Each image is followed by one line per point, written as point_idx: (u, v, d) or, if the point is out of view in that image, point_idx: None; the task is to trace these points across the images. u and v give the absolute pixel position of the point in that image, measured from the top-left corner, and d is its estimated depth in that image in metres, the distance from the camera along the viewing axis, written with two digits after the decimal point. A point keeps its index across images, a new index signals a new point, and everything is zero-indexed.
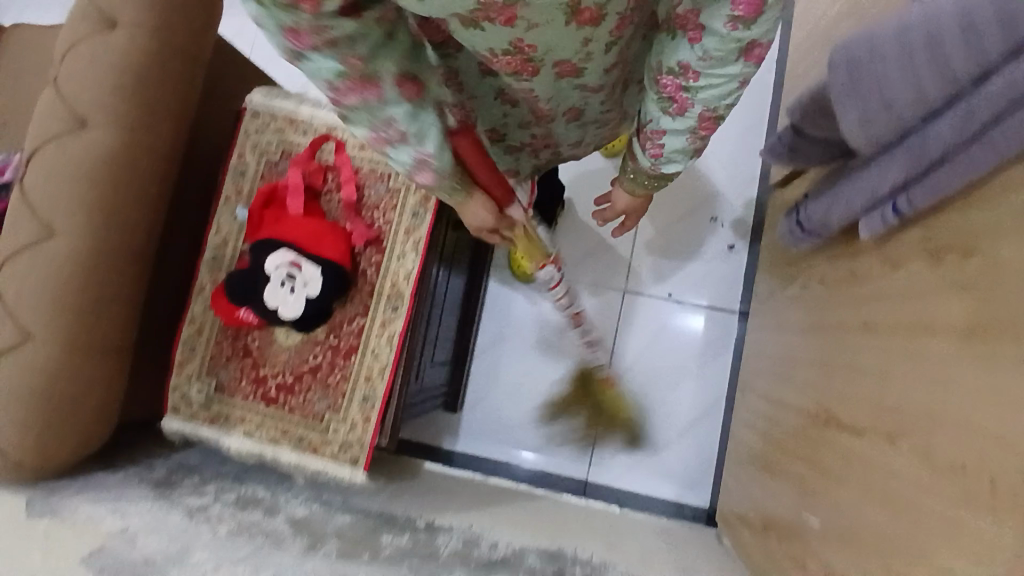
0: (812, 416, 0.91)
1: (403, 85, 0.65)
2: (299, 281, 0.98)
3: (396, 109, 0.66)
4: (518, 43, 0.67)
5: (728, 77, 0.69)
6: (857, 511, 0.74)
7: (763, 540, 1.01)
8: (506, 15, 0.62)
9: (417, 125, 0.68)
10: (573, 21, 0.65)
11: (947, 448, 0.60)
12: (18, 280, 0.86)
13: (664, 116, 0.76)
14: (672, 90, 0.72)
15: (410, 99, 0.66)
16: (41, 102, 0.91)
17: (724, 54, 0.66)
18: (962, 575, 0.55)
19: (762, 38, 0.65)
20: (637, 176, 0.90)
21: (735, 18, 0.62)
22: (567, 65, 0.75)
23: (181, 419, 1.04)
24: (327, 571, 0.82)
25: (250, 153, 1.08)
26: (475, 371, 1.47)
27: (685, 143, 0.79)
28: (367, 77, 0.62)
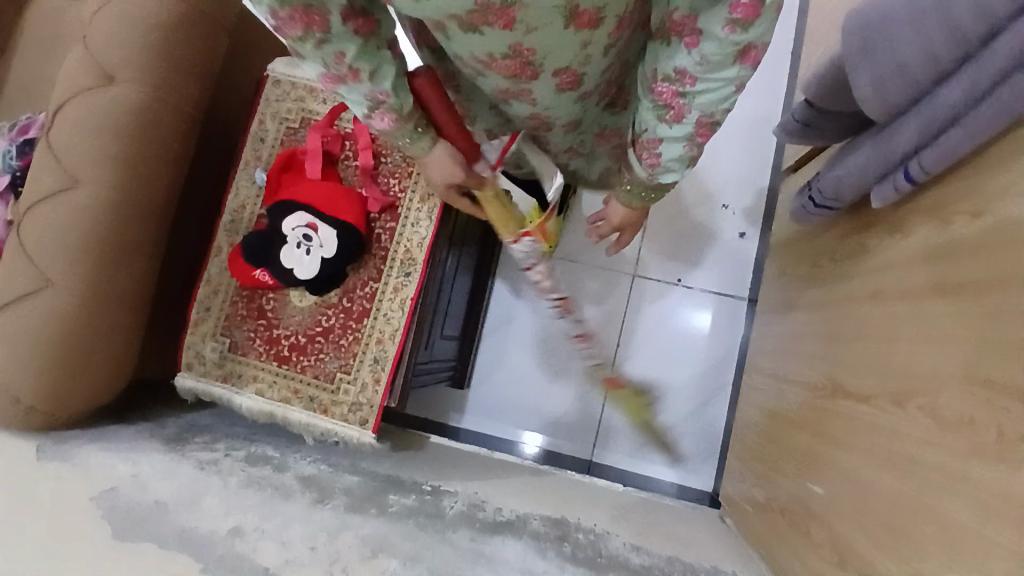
0: (819, 389, 0.91)
1: (351, 19, 0.68)
2: (315, 242, 1.01)
3: (347, 42, 0.68)
4: (517, 46, 0.70)
5: (723, 83, 0.68)
6: (862, 475, 0.75)
7: (767, 515, 1.01)
8: (504, 20, 0.64)
9: (373, 63, 0.71)
10: (572, 24, 0.66)
11: (953, 404, 0.61)
12: (41, 227, 0.88)
13: (659, 125, 0.75)
14: (668, 97, 0.71)
15: (359, 33, 0.69)
16: (70, 57, 0.93)
17: (721, 57, 0.65)
18: (964, 524, 0.56)
19: (759, 42, 0.63)
20: (634, 187, 0.89)
21: (733, 21, 0.61)
22: (567, 73, 0.78)
23: (194, 376, 1.06)
24: (336, 523, 0.84)
25: (270, 120, 1.10)
26: (483, 349, 1.48)
27: (681, 150, 0.77)
28: (312, 8, 0.64)
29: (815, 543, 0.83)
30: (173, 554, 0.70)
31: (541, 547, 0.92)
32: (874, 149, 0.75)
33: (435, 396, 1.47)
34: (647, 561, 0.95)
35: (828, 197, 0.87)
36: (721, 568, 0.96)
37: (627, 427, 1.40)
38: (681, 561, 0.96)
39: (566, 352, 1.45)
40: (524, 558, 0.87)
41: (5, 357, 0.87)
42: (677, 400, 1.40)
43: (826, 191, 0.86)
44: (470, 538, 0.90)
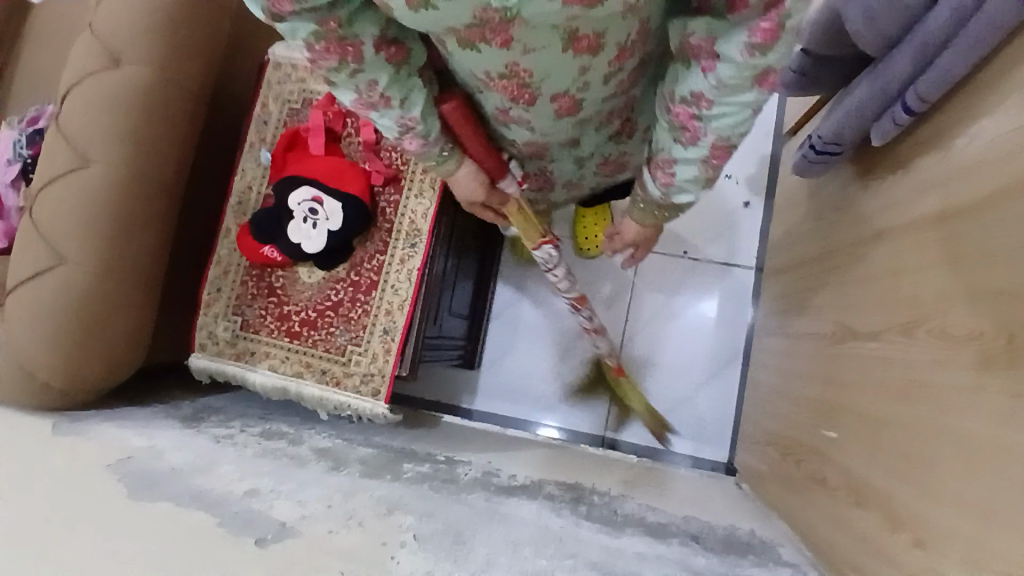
0: (826, 337, 0.91)
1: (383, 49, 0.72)
2: (321, 216, 1.03)
3: (379, 72, 0.74)
4: (513, 66, 0.71)
5: (739, 107, 0.70)
6: (874, 409, 0.75)
7: (781, 469, 1.01)
8: (502, 36, 0.65)
9: (404, 91, 0.77)
10: (570, 47, 0.67)
11: (963, 320, 0.61)
12: (54, 204, 0.90)
13: (676, 145, 0.78)
14: (684, 118, 0.74)
15: (391, 61, 0.74)
16: (79, 44, 0.94)
17: (738, 81, 0.67)
18: (977, 434, 0.56)
19: (776, 67, 0.66)
20: (647, 206, 0.92)
21: (752, 45, 0.63)
22: (565, 98, 0.79)
23: (207, 356, 1.07)
24: (350, 486, 0.85)
25: (273, 103, 1.12)
26: (491, 328, 1.48)
27: (695, 172, 0.80)
28: (344, 40, 0.69)
29: (831, 486, 0.82)
30: (185, 512, 0.70)
31: (557, 507, 0.92)
32: (871, 82, 0.75)
33: (445, 377, 1.48)
34: (663, 519, 0.95)
35: (830, 141, 0.87)
36: (738, 524, 0.95)
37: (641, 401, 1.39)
38: (698, 519, 0.96)
39: (574, 331, 1.45)
40: (541, 515, 0.88)
41: (26, 332, 0.89)
42: (689, 372, 1.39)
43: (827, 135, 0.86)
44: (486, 499, 0.90)
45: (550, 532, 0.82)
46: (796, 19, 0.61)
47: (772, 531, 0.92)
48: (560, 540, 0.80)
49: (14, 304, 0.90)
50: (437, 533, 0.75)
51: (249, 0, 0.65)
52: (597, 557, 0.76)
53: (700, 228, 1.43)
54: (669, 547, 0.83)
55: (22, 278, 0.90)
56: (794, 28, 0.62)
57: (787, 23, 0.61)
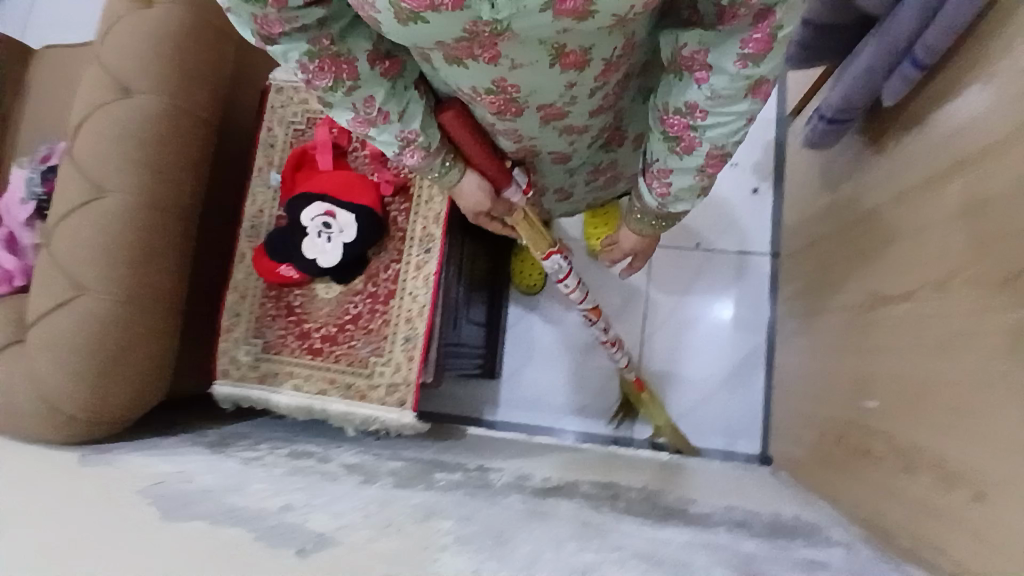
0: (854, 307, 0.90)
1: (378, 63, 0.73)
2: (335, 229, 1.04)
3: (375, 86, 0.74)
4: (501, 81, 0.71)
5: (737, 115, 0.69)
6: (916, 370, 0.73)
7: (820, 449, 0.98)
8: (490, 53, 0.64)
9: (402, 104, 0.77)
10: (558, 64, 0.68)
11: (1000, 263, 0.60)
12: (72, 236, 0.90)
13: (672, 157, 0.77)
14: (679, 128, 0.73)
15: (386, 76, 0.75)
16: (88, 78, 0.96)
17: (732, 91, 0.67)
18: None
19: (769, 76, 0.66)
20: (645, 215, 0.91)
21: (744, 56, 0.63)
22: (551, 108, 0.79)
23: (230, 382, 1.06)
24: (384, 496, 0.83)
25: (278, 127, 1.13)
26: (509, 334, 1.47)
27: (692, 181, 0.79)
28: (338, 56, 0.69)
29: (878, 456, 0.81)
30: (222, 526, 0.69)
31: (595, 504, 0.90)
32: (877, 43, 0.78)
33: (466, 389, 1.47)
34: (705, 509, 0.92)
35: (840, 108, 0.89)
36: (783, 510, 0.93)
37: (666, 398, 1.37)
38: (740, 508, 0.93)
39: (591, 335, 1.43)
40: (581, 512, 0.86)
41: (48, 364, 0.88)
42: (713, 365, 1.37)
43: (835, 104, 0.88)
44: (523, 501, 0.88)
45: (591, 527, 0.80)
46: (787, 30, 0.62)
47: (818, 513, 0.90)
48: (603, 534, 0.77)
49: (35, 340, 0.89)
50: (477, 534, 0.74)
51: (241, 27, 0.65)
52: (643, 550, 0.73)
53: (711, 219, 1.42)
54: (716, 534, 0.81)
55: (42, 312, 0.90)
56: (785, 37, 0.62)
57: (779, 32, 0.61)
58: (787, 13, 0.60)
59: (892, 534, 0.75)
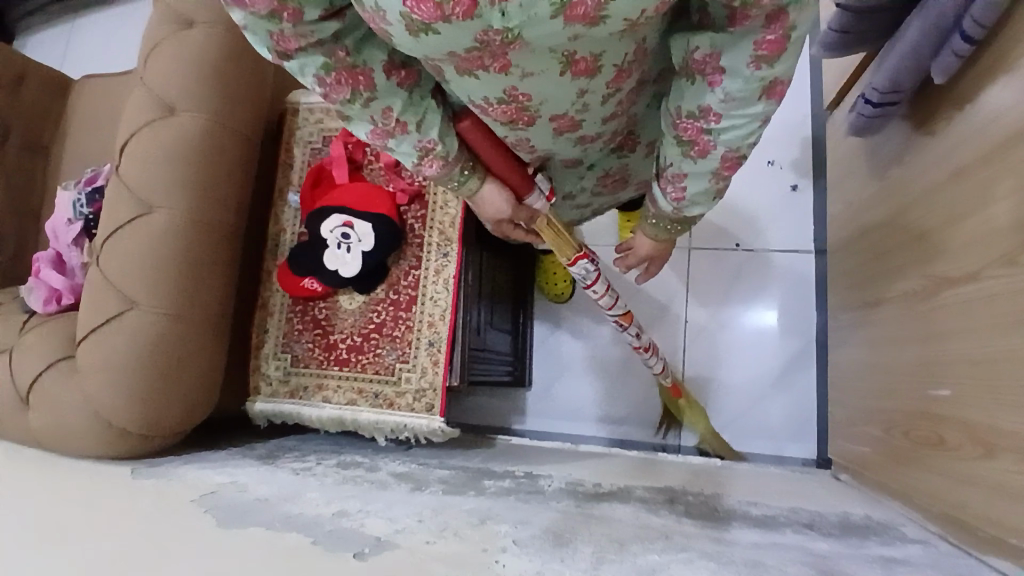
0: (916, 293, 0.86)
1: (394, 73, 0.68)
2: (354, 239, 1.03)
3: (392, 97, 0.69)
4: (512, 90, 0.65)
5: (750, 119, 0.64)
6: (987, 353, 0.70)
7: (886, 444, 0.94)
8: (500, 62, 0.60)
9: (420, 114, 0.71)
10: (568, 71, 0.63)
11: None
12: (122, 252, 0.91)
13: (686, 161, 0.71)
14: (692, 133, 0.68)
15: (403, 86, 0.69)
16: (133, 99, 0.98)
17: (747, 93, 0.62)
18: None
19: (784, 77, 0.61)
20: (660, 221, 0.86)
21: (758, 57, 0.58)
22: (564, 119, 0.73)
23: (263, 399, 1.08)
24: (436, 503, 0.82)
25: (296, 147, 1.14)
26: (537, 348, 1.46)
27: (707, 186, 0.74)
28: (354, 68, 0.65)
29: (952, 447, 0.77)
30: (280, 533, 0.68)
31: (651, 509, 0.86)
32: (922, 18, 0.77)
33: (506, 400, 1.45)
34: (768, 511, 0.88)
35: (886, 90, 0.87)
36: (851, 511, 0.89)
37: (714, 405, 1.34)
38: (805, 509, 0.90)
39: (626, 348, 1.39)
40: (639, 515, 0.83)
41: (99, 381, 0.88)
42: (760, 367, 1.33)
43: (882, 85, 0.87)
44: (576, 505, 0.86)
45: (650, 530, 0.77)
46: (801, 30, 0.57)
47: (888, 513, 0.85)
48: (666, 536, 0.74)
49: (86, 357, 0.89)
50: (536, 536, 0.71)
51: (256, 41, 0.62)
52: (710, 551, 0.70)
53: (751, 217, 1.38)
54: (783, 535, 0.78)
55: (90, 328, 0.91)
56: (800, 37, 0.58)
57: (793, 33, 0.57)
58: (801, 12, 0.56)
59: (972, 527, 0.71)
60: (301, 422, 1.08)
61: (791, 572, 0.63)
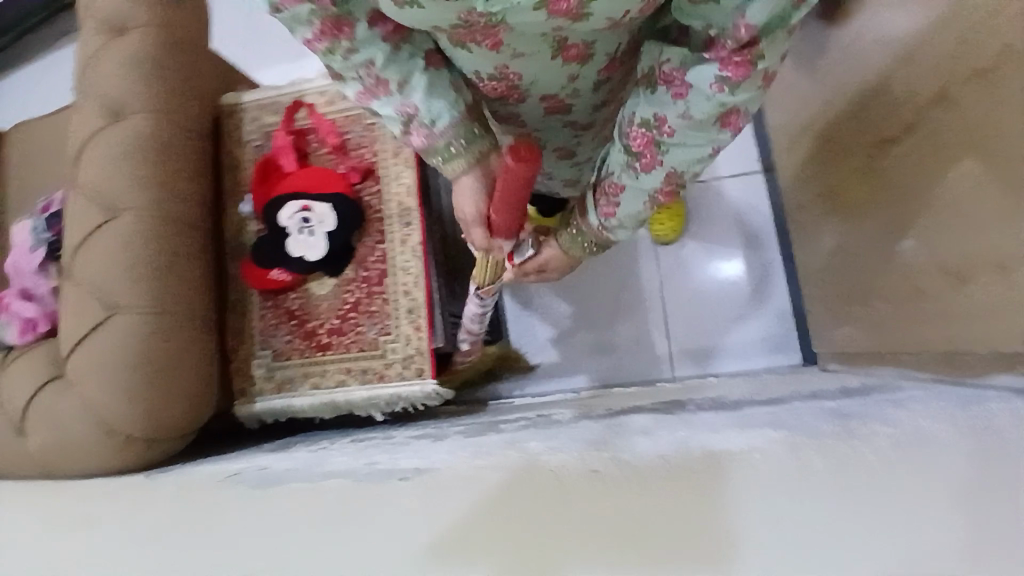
0: (865, 167, 0.93)
1: (379, 24, 0.60)
2: (315, 221, 0.99)
3: (373, 50, 0.61)
4: (503, 68, 0.65)
5: (702, 142, 0.61)
6: (940, 193, 0.77)
7: (868, 316, 0.99)
8: (492, 40, 0.59)
9: (404, 70, 0.62)
10: (560, 56, 0.63)
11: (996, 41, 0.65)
12: (94, 259, 0.90)
13: (627, 173, 0.67)
14: (641, 143, 0.63)
15: (389, 39, 0.61)
16: (81, 113, 0.98)
17: (705, 117, 0.58)
18: None
19: (741, 109, 0.58)
20: (581, 234, 0.82)
21: (721, 80, 0.54)
22: (555, 99, 0.73)
23: (251, 400, 1.01)
24: (463, 443, 0.82)
25: (238, 148, 1.09)
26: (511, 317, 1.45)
27: (639, 209, 0.72)
28: (339, 17, 0.58)
29: (931, 292, 0.83)
30: (315, 483, 0.67)
31: (666, 413, 0.89)
32: None
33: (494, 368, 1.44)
34: (773, 397, 0.92)
35: None
36: (850, 383, 0.93)
37: (698, 333, 1.36)
38: (807, 390, 0.94)
39: (607, 294, 1.41)
40: (658, 417, 0.85)
41: (92, 389, 0.86)
42: (736, 286, 1.37)
43: None
44: (596, 422, 0.88)
45: (673, 420, 0.80)
46: (769, 61, 0.53)
47: (884, 376, 0.90)
48: (689, 422, 0.77)
49: (75, 369, 0.88)
50: (569, 443, 0.73)
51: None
52: (731, 422, 0.73)
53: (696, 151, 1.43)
54: (795, 405, 0.82)
55: (74, 341, 0.89)
56: (765, 68, 0.53)
57: (760, 62, 0.52)
58: (771, 42, 0.51)
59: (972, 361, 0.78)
60: (293, 414, 1.02)
61: (811, 422, 0.68)
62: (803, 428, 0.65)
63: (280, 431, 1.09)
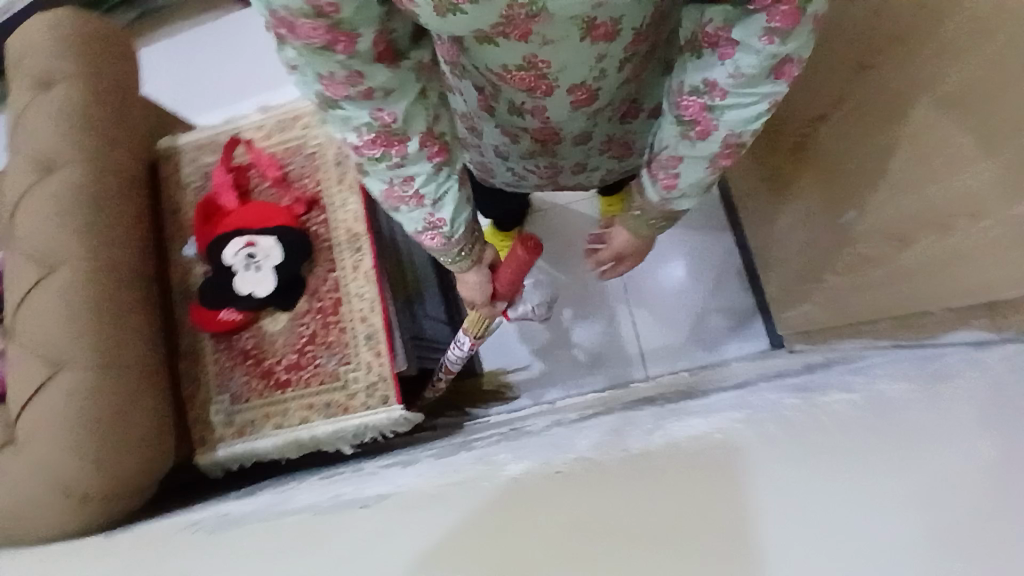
0: (801, 145, 0.94)
1: (429, 144, 0.59)
2: (260, 256, 0.98)
3: (418, 167, 0.60)
4: (532, 59, 0.64)
5: (755, 99, 0.62)
6: (875, 158, 0.78)
7: (823, 293, 1.00)
8: (521, 31, 0.57)
9: (439, 187, 0.62)
10: (588, 36, 0.62)
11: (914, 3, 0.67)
12: (31, 319, 0.86)
13: (683, 143, 0.67)
14: (693, 111, 0.64)
15: (433, 160, 0.60)
16: (10, 170, 0.95)
17: (756, 70, 0.59)
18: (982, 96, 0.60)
19: (795, 57, 0.58)
20: (645, 213, 0.79)
21: (770, 31, 0.55)
22: (581, 90, 0.73)
23: (212, 449, 0.98)
24: (434, 464, 0.80)
25: (180, 192, 1.07)
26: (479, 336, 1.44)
27: (701, 175, 0.70)
28: (395, 133, 0.57)
29: (878, 260, 0.84)
30: (280, 519, 0.65)
31: (635, 410, 0.88)
32: None
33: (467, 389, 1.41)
34: (740, 382, 0.92)
35: None
36: (814, 360, 0.93)
37: (665, 329, 1.36)
38: (773, 371, 0.94)
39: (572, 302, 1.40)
40: (627, 415, 0.84)
41: (38, 454, 0.82)
42: (696, 279, 1.37)
43: None
44: (567, 428, 0.86)
45: (641, 416, 0.79)
46: (816, 4, 0.54)
47: (845, 349, 0.91)
48: (655, 415, 0.76)
49: (24, 431, 0.84)
50: (537, 450, 0.71)
51: (298, 81, 0.54)
52: (697, 410, 0.73)
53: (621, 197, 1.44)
54: (761, 387, 0.81)
55: (19, 403, 0.85)
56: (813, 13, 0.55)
57: (807, 7, 0.53)
58: None
59: (928, 323, 0.78)
60: (257, 458, 0.98)
61: (773, 399, 0.68)
62: (764, 406, 0.64)
63: (247, 478, 1.05)
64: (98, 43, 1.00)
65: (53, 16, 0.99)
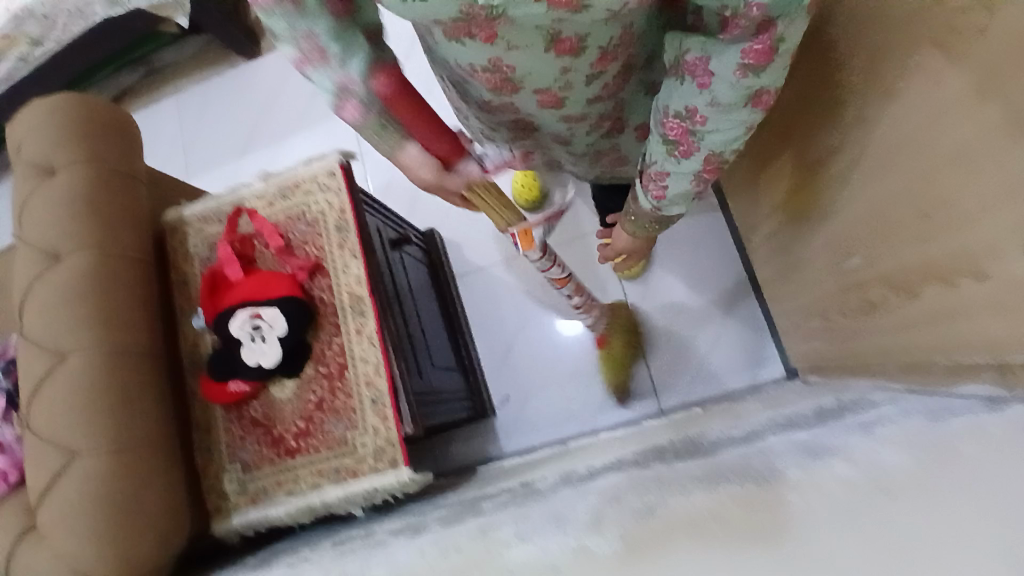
0: (800, 182, 0.92)
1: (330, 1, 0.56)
2: (265, 327, 0.97)
3: (317, 21, 0.56)
4: (496, 61, 0.65)
5: (735, 124, 0.62)
6: (874, 205, 0.76)
7: (834, 328, 0.98)
8: (487, 32, 0.59)
9: (341, 44, 0.58)
10: (551, 49, 0.62)
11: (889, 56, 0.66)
12: (45, 410, 0.89)
13: (668, 159, 0.69)
14: (678, 133, 0.65)
15: (334, 15, 0.57)
16: (19, 261, 0.97)
17: (732, 100, 0.60)
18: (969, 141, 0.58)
19: (770, 88, 0.59)
20: (639, 218, 0.83)
21: (745, 65, 0.56)
22: (547, 93, 0.72)
23: (227, 518, 0.99)
24: (437, 537, 0.80)
25: (187, 264, 1.09)
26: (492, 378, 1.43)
27: (689, 188, 0.72)
28: None
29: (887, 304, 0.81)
30: None
31: (641, 467, 0.85)
32: None
33: (480, 432, 1.40)
34: (749, 430, 0.90)
35: None
36: (825, 403, 0.91)
37: (678, 362, 1.34)
38: (783, 415, 0.92)
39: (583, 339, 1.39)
40: (635, 476, 0.81)
41: (60, 541, 0.84)
42: (705, 311, 1.35)
43: None
44: (575, 489, 0.85)
45: (644, 476, 0.77)
46: (789, 42, 0.55)
47: (855, 391, 0.88)
48: (656, 480, 0.74)
49: (44, 519, 0.86)
50: (538, 524, 0.70)
51: None
52: (700, 475, 0.70)
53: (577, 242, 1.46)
54: (768, 442, 0.79)
55: (39, 489, 0.88)
56: (788, 49, 0.56)
57: (780, 47, 0.55)
58: (789, 30, 0.54)
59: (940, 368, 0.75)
60: (271, 525, 1.00)
61: (775, 462, 0.66)
62: (763, 472, 0.62)
63: (265, 543, 1.06)
64: (96, 127, 1.02)
65: (53, 104, 1.02)
